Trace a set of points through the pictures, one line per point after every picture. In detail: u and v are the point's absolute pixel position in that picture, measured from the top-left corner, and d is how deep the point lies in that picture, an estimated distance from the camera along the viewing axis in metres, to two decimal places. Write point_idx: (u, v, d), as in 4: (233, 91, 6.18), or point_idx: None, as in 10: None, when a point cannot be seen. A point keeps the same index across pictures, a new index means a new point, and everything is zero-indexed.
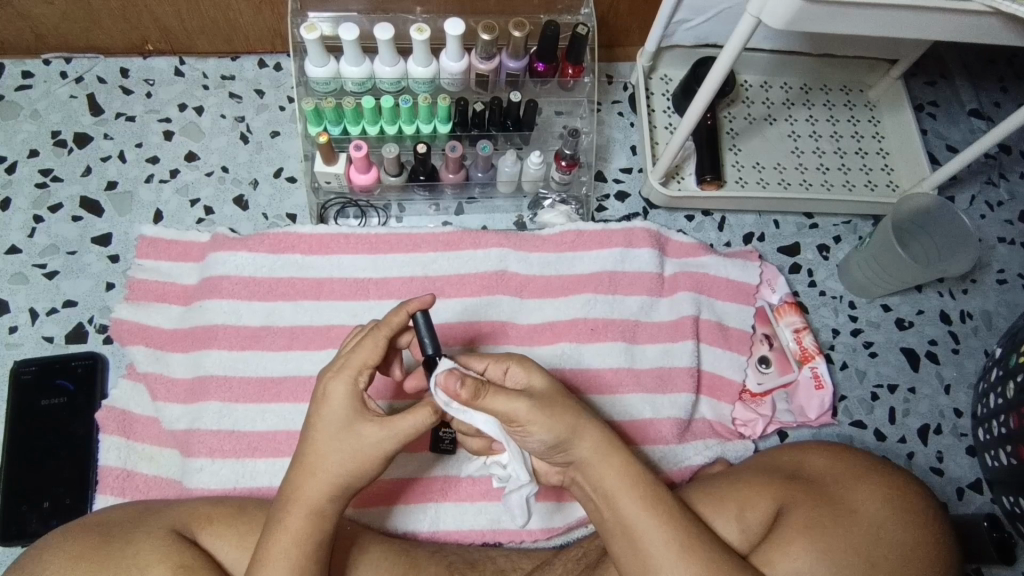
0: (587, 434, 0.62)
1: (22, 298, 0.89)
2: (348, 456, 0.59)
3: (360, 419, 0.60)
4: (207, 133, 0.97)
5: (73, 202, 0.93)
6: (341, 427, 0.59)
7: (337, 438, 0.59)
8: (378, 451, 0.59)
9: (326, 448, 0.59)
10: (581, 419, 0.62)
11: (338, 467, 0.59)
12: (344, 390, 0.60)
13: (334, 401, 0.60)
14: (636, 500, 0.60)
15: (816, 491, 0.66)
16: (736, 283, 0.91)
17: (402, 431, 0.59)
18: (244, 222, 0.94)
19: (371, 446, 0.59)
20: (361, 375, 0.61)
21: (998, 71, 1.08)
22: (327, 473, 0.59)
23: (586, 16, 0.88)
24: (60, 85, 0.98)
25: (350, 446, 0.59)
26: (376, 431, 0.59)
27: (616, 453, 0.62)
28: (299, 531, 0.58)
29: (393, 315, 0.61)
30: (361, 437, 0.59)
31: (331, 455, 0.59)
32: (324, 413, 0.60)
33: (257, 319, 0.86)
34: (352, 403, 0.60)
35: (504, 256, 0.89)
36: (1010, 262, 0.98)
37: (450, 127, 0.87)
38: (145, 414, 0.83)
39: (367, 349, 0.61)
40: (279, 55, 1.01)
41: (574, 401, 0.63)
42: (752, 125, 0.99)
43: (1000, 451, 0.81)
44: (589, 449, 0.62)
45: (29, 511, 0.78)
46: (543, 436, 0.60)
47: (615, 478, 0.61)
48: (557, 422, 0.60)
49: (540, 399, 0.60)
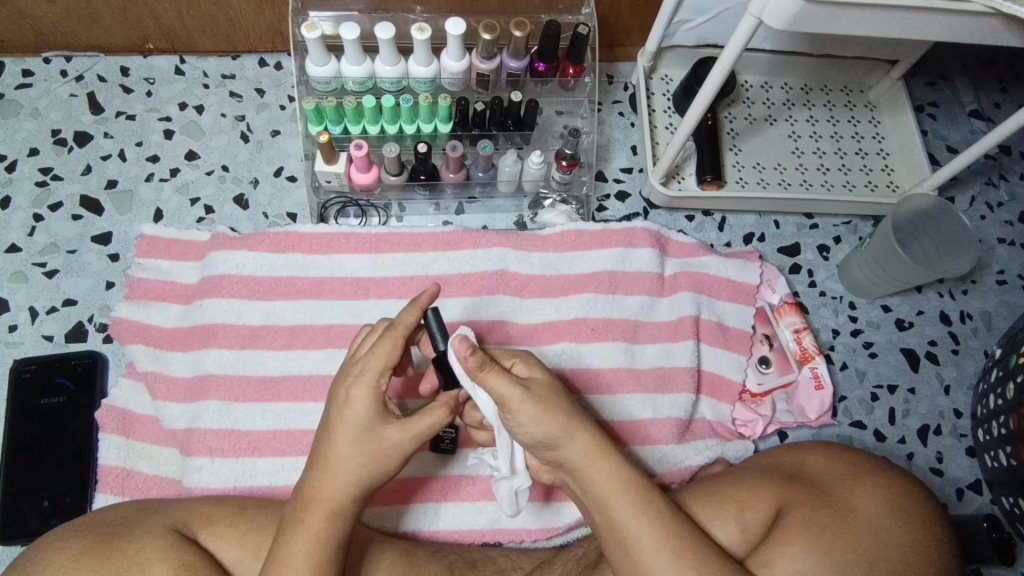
0: (577, 436, 0.61)
1: (22, 296, 0.89)
2: (369, 457, 0.59)
3: (382, 421, 0.60)
4: (207, 132, 0.97)
5: (73, 201, 0.93)
6: (364, 429, 0.59)
7: (360, 439, 0.59)
8: (400, 452, 0.60)
9: (348, 450, 0.59)
10: (573, 419, 0.61)
11: (360, 469, 0.59)
12: (367, 393, 0.60)
13: (356, 404, 0.60)
14: (629, 505, 0.60)
15: (816, 493, 0.66)
16: (736, 284, 0.91)
17: (424, 432, 0.60)
18: (244, 222, 0.94)
19: (393, 447, 0.59)
20: (382, 377, 0.61)
21: (997, 72, 1.08)
22: (349, 474, 0.59)
23: (586, 16, 0.88)
24: (60, 83, 0.98)
25: (371, 448, 0.59)
26: (399, 433, 0.59)
27: (607, 457, 0.61)
28: (319, 532, 0.58)
29: (405, 315, 0.62)
30: (384, 439, 0.59)
31: (353, 456, 0.59)
32: (346, 415, 0.60)
33: (258, 319, 0.85)
34: (375, 406, 0.60)
35: (504, 256, 0.89)
36: (1010, 262, 0.98)
37: (450, 126, 0.87)
38: (145, 414, 0.83)
39: (382, 351, 0.61)
40: (279, 54, 1.01)
41: (569, 400, 0.63)
42: (752, 125, 0.99)
43: (1000, 452, 0.81)
44: (580, 452, 0.61)
45: (28, 510, 0.78)
46: (534, 430, 0.61)
47: (608, 483, 0.60)
48: (548, 419, 0.60)
49: (534, 393, 0.61)
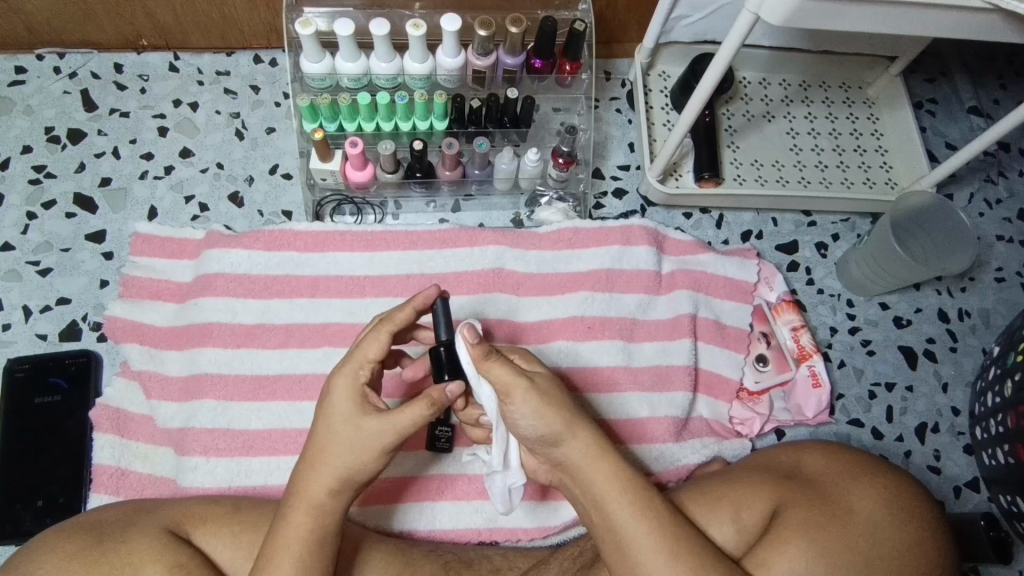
0: (577, 435, 0.61)
1: (15, 295, 0.88)
2: (347, 451, 0.58)
3: (360, 412, 0.59)
4: (202, 129, 0.97)
5: (67, 198, 0.93)
6: (342, 421, 0.59)
7: (338, 431, 0.59)
8: (377, 445, 0.58)
9: (327, 443, 0.59)
10: (574, 417, 0.61)
11: (338, 461, 0.58)
12: (345, 386, 0.60)
13: (335, 397, 0.60)
14: (627, 506, 0.59)
15: (812, 493, 0.66)
16: (734, 281, 0.91)
17: (400, 425, 0.58)
18: (239, 219, 0.93)
19: (369, 440, 0.58)
20: (360, 368, 0.61)
21: (997, 69, 1.08)
22: (329, 467, 0.58)
23: (583, 13, 0.87)
24: (54, 80, 0.97)
25: (350, 440, 0.58)
26: (374, 424, 0.58)
27: (606, 458, 0.61)
28: (302, 527, 0.58)
29: (398, 312, 0.63)
30: (360, 431, 0.58)
31: (331, 450, 0.59)
32: (327, 408, 0.60)
33: (253, 317, 0.85)
34: (354, 397, 0.60)
35: (501, 254, 0.89)
36: (1008, 260, 0.98)
37: (447, 123, 0.86)
38: (140, 413, 0.82)
39: (368, 343, 0.61)
40: (275, 50, 1.01)
41: (569, 398, 0.63)
42: (751, 121, 0.98)
43: (998, 450, 0.81)
44: (579, 451, 0.61)
45: (23, 510, 0.78)
46: (536, 424, 0.60)
47: (606, 484, 0.60)
48: (550, 415, 0.60)
49: (537, 387, 0.61)
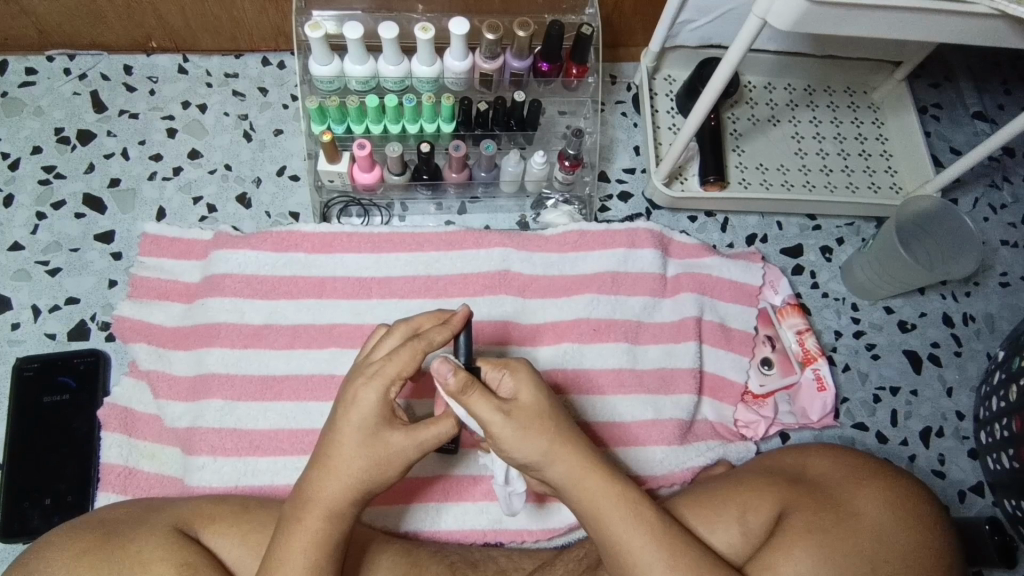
0: (563, 455, 0.60)
1: (25, 294, 0.89)
2: (372, 461, 0.59)
3: (387, 425, 0.59)
4: (210, 131, 0.97)
5: (76, 199, 0.93)
6: (368, 433, 0.59)
7: (365, 443, 0.59)
8: (402, 458, 0.59)
9: (351, 452, 0.59)
10: (559, 441, 0.60)
11: (360, 471, 0.59)
12: (375, 399, 0.59)
13: (363, 408, 0.59)
14: (621, 519, 0.60)
15: (816, 495, 0.66)
16: (739, 284, 0.91)
17: (427, 441, 0.60)
18: (246, 221, 0.94)
19: (396, 453, 0.59)
20: (393, 384, 0.59)
21: (1001, 74, 1.08)
22: (350, 477, 0.59)
23: (589, 17, 0.88)
24: (64, 81, 0.98)
25: (373, 452, 0.59)
26: (405, 440, 0.59)
27: (595, 471, 0.61)
28: (318, 533, 0.58)
29: (437, 333, 0.60)
30: (387, 444, 0.59)
31: (354, 459, 0.59)
32: (352, 418, 0.59)
33: (260, 318, 0.86)
34: (383, 412, 0.59)
35: (506, 256, 0.89)
36: (1013, 265, 0.98)
37: (453, 126, 0.87)
38: (147, 412, 0.83)
39: (402, 360, 0.59)
40: (283, 53, 1.01)
41: (559, 417, 0.61)
42: (756, 125, 0.99)
43: (1003, 455, 0.81)
44: (565, 471, 0.60)
45: (31, 508, 0.78)
46: (515, 454, 0.60)
47: (598, 498, 0.60)
48: (528, 446, 0.59)
49: (515, 419, 0.59)
